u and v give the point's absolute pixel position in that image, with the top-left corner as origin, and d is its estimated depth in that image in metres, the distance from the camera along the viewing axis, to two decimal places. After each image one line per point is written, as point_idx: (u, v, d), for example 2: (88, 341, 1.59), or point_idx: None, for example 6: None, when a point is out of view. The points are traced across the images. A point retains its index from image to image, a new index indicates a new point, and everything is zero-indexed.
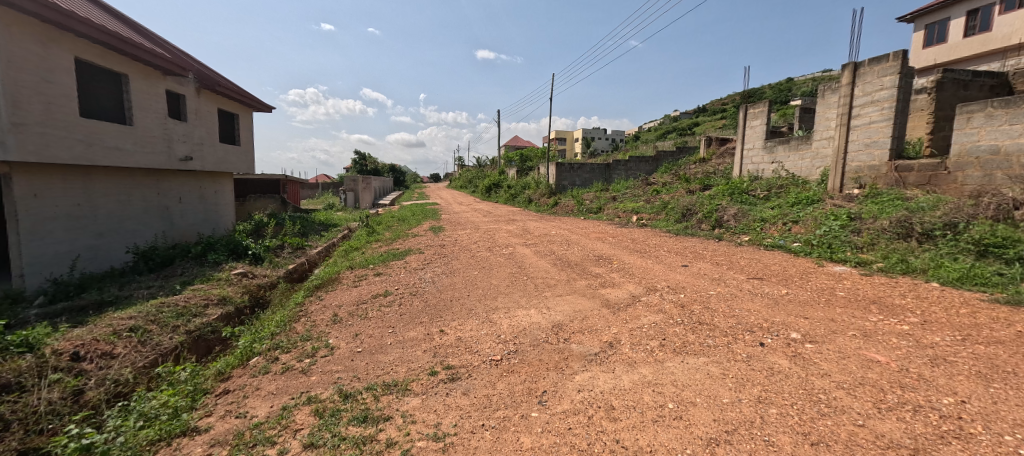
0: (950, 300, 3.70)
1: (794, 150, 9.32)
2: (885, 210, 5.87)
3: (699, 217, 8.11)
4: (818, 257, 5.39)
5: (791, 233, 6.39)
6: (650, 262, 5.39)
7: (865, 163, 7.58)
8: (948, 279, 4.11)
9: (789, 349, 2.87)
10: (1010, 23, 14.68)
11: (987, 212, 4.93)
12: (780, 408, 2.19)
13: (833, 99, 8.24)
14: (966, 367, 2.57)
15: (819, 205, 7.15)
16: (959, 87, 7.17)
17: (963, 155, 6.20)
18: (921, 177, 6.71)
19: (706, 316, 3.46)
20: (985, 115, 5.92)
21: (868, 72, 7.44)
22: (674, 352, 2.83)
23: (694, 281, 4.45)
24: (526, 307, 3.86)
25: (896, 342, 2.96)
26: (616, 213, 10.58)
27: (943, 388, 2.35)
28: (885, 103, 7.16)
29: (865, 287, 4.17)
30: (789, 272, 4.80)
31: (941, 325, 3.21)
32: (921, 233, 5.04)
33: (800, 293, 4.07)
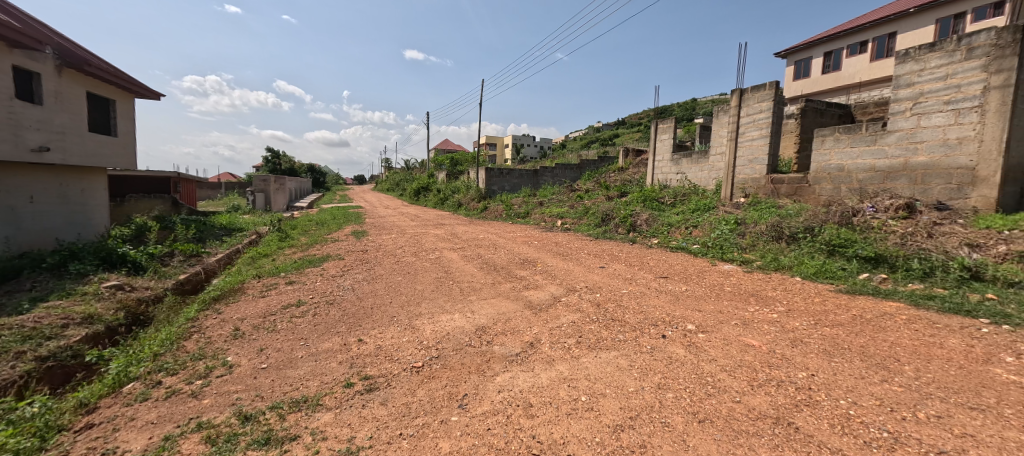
0: (809, 291, 4.43)
1: (695, 163, 10.43)
2: (763, 217, 6.83)
3: (616, 221, 8.71)
4: (712, 257, 6.10)
5: (692, 236, 7.15)
6: (572, 264, 5.67)
7: (748, 176, 8.74)
8: (808, 273, 4.91)
9: (685, 339, 3.21)
10: (853, 65, 17.98)
11: (835, 218, 5.97)
12: (676, 392, 2.46)
13: (724, 119, 9.41)
14: (816, 346, 3.11)
15: (714, 212, 8.09)
16: (817, 114, 8.60)
17: (819, 172, 7.46)
18: (790, 189, 7.93)
19: (619, 313, 3.74)
20: (834, 139, 7.18)
21: (750, 97, 8.62)
22: (589, 348, 3.02)
23: (609, 281, 4.79)
24: (450, 311, 3.85)
25: (767, 328, 3.47)
26: (542, 218, 10.95)
27: (799, 365, 2.82)
28: (763, 124, 8.36)
29: (748, 282, 4.83)
30: (689, 270, 5.38)
31: (801, 312, 3.83)
32: (789, 236, 5.96)
33: (697, 289, 4.57)
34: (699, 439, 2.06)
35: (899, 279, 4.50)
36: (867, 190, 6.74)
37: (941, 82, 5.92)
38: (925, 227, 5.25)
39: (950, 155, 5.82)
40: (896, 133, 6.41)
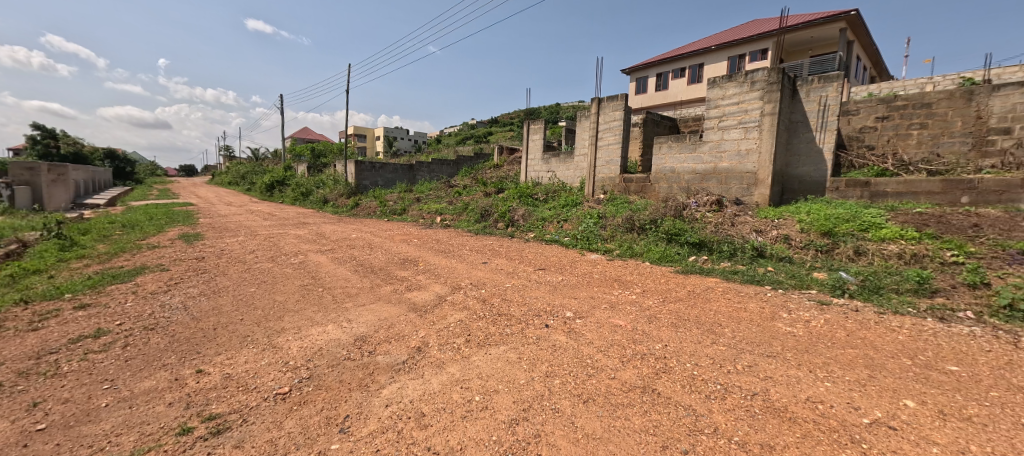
0: (657, 273, 5.14)
1: (563, 162, 11.27)
2: (619, 211, 7.72)
3: (494, 217, 8.86)
4: (581, 248, 6.64)
5: (563, 230, 7.69)
6: (454, 261, 5.57)
7: (606, 175, 9.79)
8: (655, 259, 5.69)
9: (565, 327, 3.39)
10: (677, 86, 21.82)
11: (673, 210, 7.07)
12: (562, 378, 2.56)
13: (586, 124, 10.35)
14: (667, 320, 3.61)
15: (581, 207, 8.84)
16: (657, 123, 10.09)
17: (658, 172, 8.75)
18: (638, 187, 9.14)
19: (504, 307, 3.78)
20: (669, 146, 8.51)
21: (606, 106, 9.65)
22: (479, 345, 2.97)
23: (493, 276, 4.83)
24: (321, 323, 3.39)
25: (630, 309, 3.90)
26: (420, 214, 10.57)
27: (656, 337, 3.23)
28: (617, 131, 9.45)
29: (611, 269, 5.38)
30: (563, 261, 5.77)
31: (653, 292, 4.40)
32: (640, 227, 6.81)
33: (571, 278, 4.91)
34: (585, 418, 2.17)
35: (718, 259, 5.53)
36: (691, 188, 8.19)
37: (736, 105, 7.47)
38: (731, 218, 6.60)
39: (744, 162, 7.45)
40: (709, 143, 7.91)
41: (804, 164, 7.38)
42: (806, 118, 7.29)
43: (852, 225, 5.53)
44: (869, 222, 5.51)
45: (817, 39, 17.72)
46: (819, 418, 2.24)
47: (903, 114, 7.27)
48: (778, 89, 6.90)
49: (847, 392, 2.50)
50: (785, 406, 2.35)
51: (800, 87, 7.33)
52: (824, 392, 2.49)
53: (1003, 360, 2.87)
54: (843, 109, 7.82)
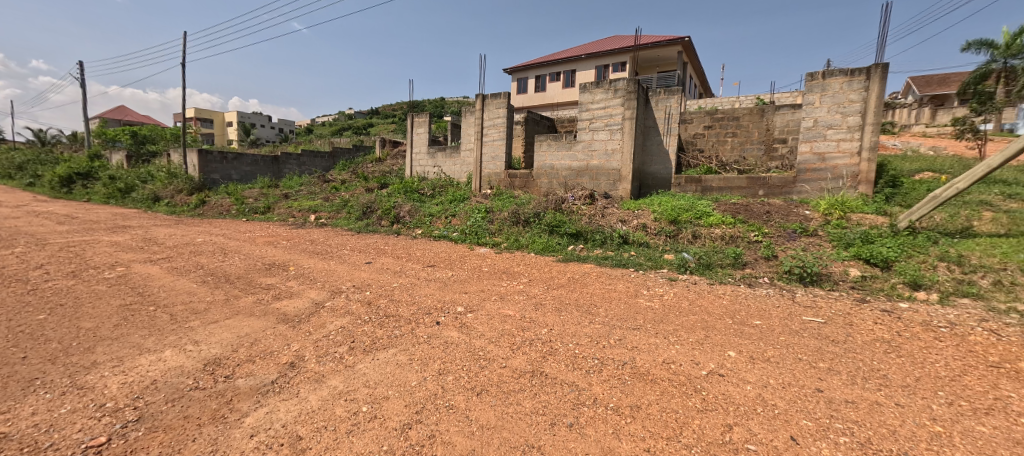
0: (541, 263, 5.45)
1: (449, 157, 11.18)
2: (505, 206, 7.98)
3: (378, 214, 8.35)
4: (470, 243, 6.68)
5: (452, 225, 7.64)
6: (332, 263, 5.10)
7: (492, 171, 10.01)
8: (539, 250, 6.03)
9: (457, 322, 3.38)
10: (554, 89, 23.44)
11: (553, 204, 7.56)
12: (456, 374, 2.55)
13: (471, 120, 10.41)
14: (551, 306, 3.86)
15: (468, 202, 8.89)
16: (536, 122, 10.66)
17: (539, 169, 9.27)
18: (522, 182, 9.56)
19: (391, 308, 3.60)
20: (548, 144, 9.09)
21: (490, 103, 9.85)
22: (364, 351, 2.78)
23: (378, 276, 4.57)
24: (155, 350, 2.79)
25: (518, 298, 4.07)
26: (289, 213, 9.43)
27: (542, 323, 3.43)
28: (501, 128, 9.73)
29: (499, 261, 5.53)
30: (452, 257, 5.73)
31: (538, 281, 4.65)
32: (524, 220, 7.11)
33: (461, 273, 4.90)
34: (479, 410, 2.20)
35: (592, 247, 6.09)
36: (568, 184, 8.87)
37: (603, 110, 8.31)
38: (601, 210, 7.33)
39: (610, 160, 8.34)
40: (582, 143, 8.66)
41: (655, 162, 8.58)
42: (656, 124, 8.48)
43: (692, 214, 6.61)
44: (703, 211, 6.66)
45: (663, 57, 20.66)
46: (672, 376, 2.64)
47: (725, 122, 8.92)
48: (635, 98, 7.88)
49: (691, 351, 3.00)
50: (649, 370, 2.71)
51: (651, 97, 8.50)
52: (677, 354, 2.94)
53: (790, 312, 3.75)
54: (683, 117, 9.31)
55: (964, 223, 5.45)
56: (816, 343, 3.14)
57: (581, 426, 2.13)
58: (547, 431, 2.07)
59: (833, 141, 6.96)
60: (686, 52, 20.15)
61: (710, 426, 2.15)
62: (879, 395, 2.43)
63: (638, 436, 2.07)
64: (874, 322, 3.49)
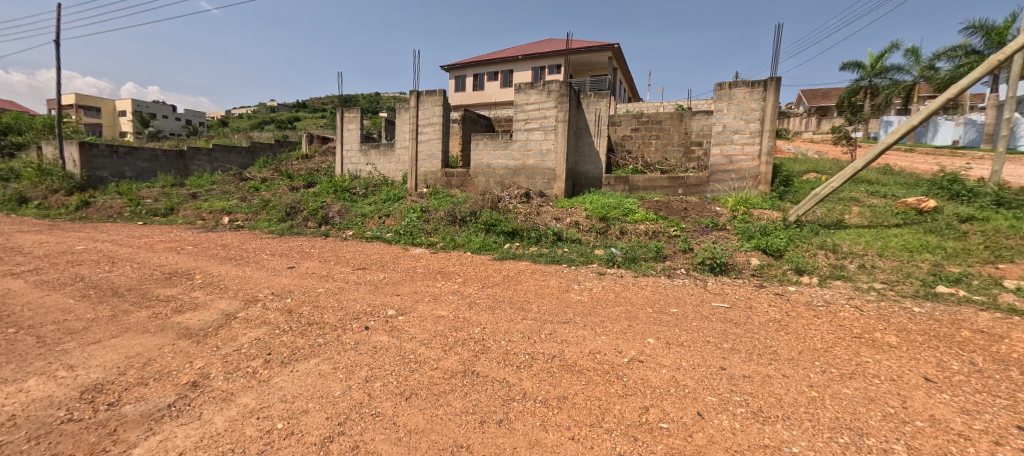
0: (476, 262, 5.46)
1: (383, 155, 10.77)
2: (441, 205, 7.90)
3: (303, 215, 7.82)
4: (404, 243, 6.50)
5: (385, 225, 7.38)
6: (248, 269, 4.70)
7: (428, 169, 9.82)
8: (475, 249, 6.04)
9: (387, 326, 3.28)
10: (491, 88, 23.53)
11: (488, 203, 7.60)
12: (384, 379, 2.48)
13: (405, 117, 10.11)
14: (486, 305, 3.90)
15: (403, 201, 8.66)
16: (472, 121, 10.63)
17: (476, 168, 9.27)
18: (459, 181, 9.49)
19: (316, 315, 3.42)
20: (485, 143, 9.11)
21: (424, 100, 9.64)
22: (283, 363, 2.61)
23: (302, 282, 4.30)
24: (16, 380, 2.40)
25: (452, 298, 4.05)
26: (198, 215, 8.52)
27: (476, 322, 3.46)
28: (437, 126, 9.57)
29: (434, 262, 5.46)
30: (385, 258, 5.54)
31: (473, 280, 4.66)
32: (461, 219, 7.06)
33: (394, 275, 4.76)
34: (408, 415, 2.17)
35: (527, 245, 6.21)
36: (504, 183, 8.98)
37: (537, 111, 8.51)
38: (536, 209, 7.51)
39: (545, 160, 8.57)
40: (517, 142, 8.81)
41: (587, 163, 8.98)
42: (588, 126, 8.87)
43: (619, 212, 7.01)
44: (629, 209, 7.09)
45: (595, 62, 21.59)
46: (596, 365, 2.80)
47: (649, 125, 9.54)
48: (567, 100, 8.17)
49: (614, 340, 3.19)
50: (576, 361, 2.85)
51: (582, 99, 8.86)
52: (603, 344, 3.11)
53: (702, 299, 4.14)
54: (612, 120, 9.81)
55: (838, 216, 6.36)
56: (722, 326, 3.49)
57: (510, 421, 2.18)
58: (476, 430, 2.10)
59: (739, 145, 7.75)
60: (615, 58, 21.23)
61: (628, 410, 2.31)
62: (770, 368, 2.77)
63: (564, 425, 2.17)
64: (769, 304, 3.95)
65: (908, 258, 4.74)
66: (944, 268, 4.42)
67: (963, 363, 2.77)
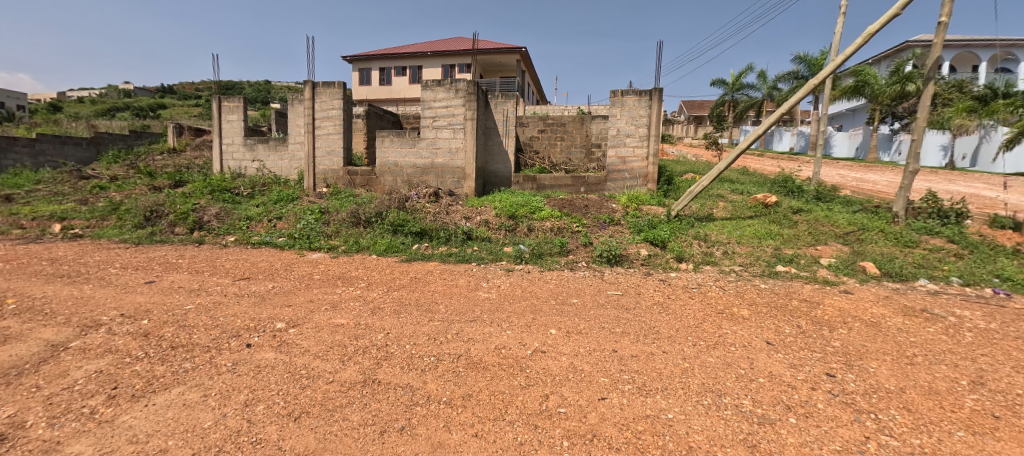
0: (381, 266, 5.22)
1: (272, 151, 9.71)
2: (343, 206, 7.39)
3: (170, 219, 6.70)
4: (300, 248, 5.94)
5: (276, 229, 6.67)
6: (89, 288, 3.88)
7: (328, 167, 9.09)
8: (381, 251, 5.77)
9: (275, 341, 2.97)
10: (399, 83, 22.61)
11: (395, 202, 7.29)
12: (268, 401, 2.25)
13: (299, 109, 9.22)
14: (390, 309, 3.75)
15: (298, 202, 7.93)
16: (376, 117, 10.10)
17: (382, 166, 8.82)
18: (363, 180, 8.95)
19: (182, 336, 2.96)
20: (390, 140, 8.72)
21: (321, 92, 8.89)
22: (134, 398, 2.22)
23: (165, 299, 3.69)
24: None
25: (353, 305, 3.81)
26: (17, 221, 6.81)
27: (378, 327, 3.32)
28: (336, 121, 8.90)
29: (334, 267, 5.08)
30: (275, 266, 5.01)
31: (377, 285, 4.45)
32: (365, 220, 6.69)
33: (285, 284, 4.32)
34: (296, 437, 2.00)
35: (437, 245, 6.10)
36: (412, 182, 8.72)
37: (445, 109, 8.39)
38: (445, 208, 7.42)
39: (454, 159, 8.51)
40: (425, 141, 8.60)
41: (496, 162, 9.12)
42: (496, 125, 9.02)
43: (526, 210, 7.26)
44: (536, 207, 7.38)
45: (503, 63, 22.00)
46: (501, 360, 2.87)
47: (553, 127, 9.99)
48: (475, 99, 8.20)
49: (519, 334, 3.30)
50: (482, 358, 2.88)
51: (489, 99, 8.96)
52: (508, 339, 3.19)
53: (599, 289, 4.48)
54: (519, 121, 10.09)
55: (708, 210, 7.35)
56: (615, 312, 3.82)
57: (412, 427, 2.13)
58: (376, 441, 2.01)
59: (631, 147, 8.52)
60: (523, 61, 21.88)
61: (530, 400, 2.41)
62: (653, 346, 3.10)
63: (467, 423, 2.18)
64: (654, 290, 4.42)
65: (758, 244, 5.68)
66: (782, 251, 5.39)
67: (793, 327, 3.40)
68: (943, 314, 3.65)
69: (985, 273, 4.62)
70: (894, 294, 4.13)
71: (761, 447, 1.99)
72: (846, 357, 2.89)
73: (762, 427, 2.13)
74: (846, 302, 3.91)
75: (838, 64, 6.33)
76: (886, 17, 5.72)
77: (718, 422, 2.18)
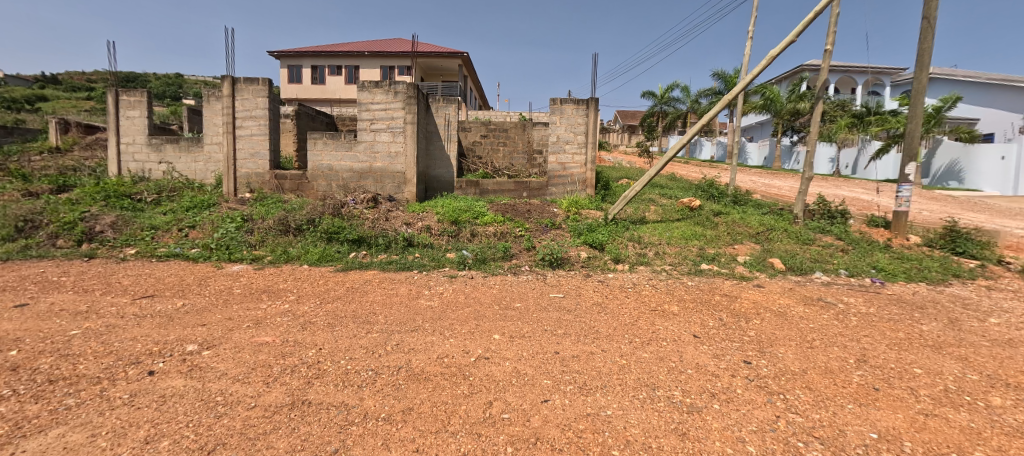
0: (313, 276, 4.88)
1: (184, 151, 8.75)
2: (269, 213, 6.85)
3: (52, 230, 5.77)
4: (218, 260, 5.37)
5: (188, 239, 6.00)
6: None
7: (251, 171, 8.37)
8: (313, 260, 5.39)
9: (184, 366, 2.65)
10: (334, 83, 21.54)
11: (329, 209, 6.85)
12: (174, 435, 1.99)
13: (217, 107, 8.40)
14: (321, 323, 3.50)
15: (215, 209, 7.21)
16: (307, 118, 9.50)
17: (315, 170, 8.30)
18: (293, 184, 8.34)
19: (64, 368, 2.53)
20: (324, 142, 8.23)
21: (244, 89, 8.18)
22: None
23: (43, 325, 3.14)
24: None
25: (280, 321, 3.50)
26: None
27: (309, 344, 3.08)
28: (261, 120, 8.22)
29: (258, 279, 4.66)
30: (186, 281, 4.48)
31: (307, 297, 4.15)
32: (295, 228, 6.23)
33: (198, 301, 3.88)
34: None
35: (375, 252, 5.82)
36: (349, 187, 8.29)
37: (384, 111, 8.10)
38: (384, 214, 7.13)
39: (393, 163, 8.22)
40: (362, 143, 8.22)
41: (438, 166, 8.96)
42: (438, 130, 8.88)
43: (469, 215, 7.19)
44: (478, 212, 7.34)
45: (444, 67, 21.85)
46: (444, 369, 2.78)
47: (495, 133, 10.03)
48: (415, 102, 8.00)
49: (462, 341, 3.23)
50: (423, 369, 2.77)
51: (430, 103, 8.80)
52: (449, 348, 3.10)
53: (542, 292, 4.52)
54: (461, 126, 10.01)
55: (641, 213, 7.76)
56: (557, 314, 3.88)
57: (346, 449, 1.98)
58: None
59: (570, 154, 8.77)
60: (465, 66, 21.81)
61: (473, 408, 2.35)
62: (593, 346, 3.18)
63: (408, 438, 2.07)
64: (594, 290, 4.57)
65: (685, 244, 6.09)
66: (706, 250, 5.83)
67: (716, 320, 3.67)
68: (835, 301, 4.15)
69: (866, 265, 5.32)
70: (796, 286, 4.63)
71: (690, 435, 2.09)
72: (761, 344, 3.17)
73: (691, 416, 2.25)
74: (759, 294, 4.32)
75: (748, 82, 7.00)
76: (785, 42, 6.43)
77: (653, 415, 2.27)
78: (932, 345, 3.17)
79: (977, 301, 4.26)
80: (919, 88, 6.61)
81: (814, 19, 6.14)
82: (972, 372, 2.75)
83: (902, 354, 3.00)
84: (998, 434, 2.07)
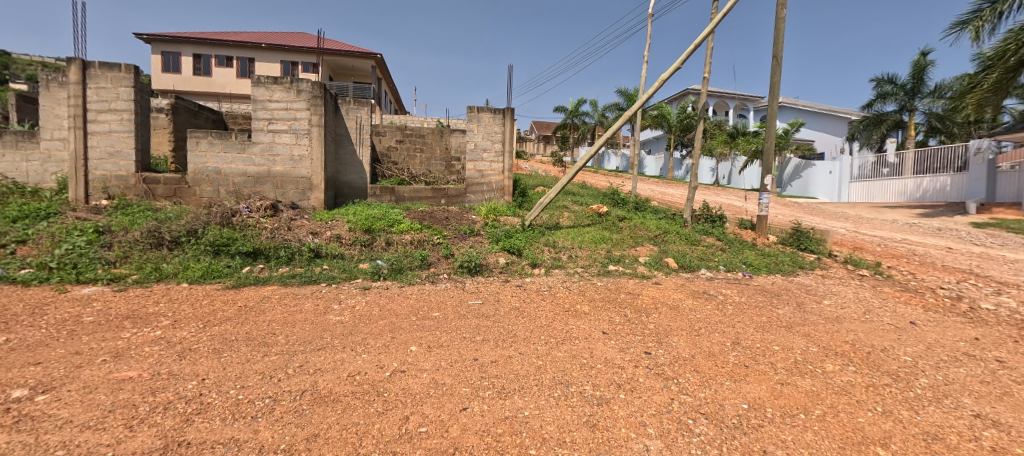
0: (196, 296, 4.25)
1: (12, 148, 7.08)
2: (135, 223, 5.84)
3: None
4: (63, 281, 4.42)
5: (18, 257, 4.85)
6: None
7: (110, 173, 7.06)
8: (195, 277, 4.70)
9: (9, 417, 2.12)
10: (223, 75, 19.17)
11: (217, 219, 6.04)
12: None
13: (61, 95, 6.95)
14: (204, 349, 3.05)
15: (57, 219, 5.93)
16: (186, 114, 8.30)
17: (198, 173, 7.29)
18: (167, 190, 7.20)
19: None
20: (209, 142, 7.27)
21: (100, 76, 6.89)
22: None
23: None
24: None
25: (148, 351, 2.98)
26: None
27: (189, 374, 2.67)
28: (124, 113, 6.97)
29: (119, 303, 3.92)
30: (13, 310, 3.61)
31: (187, 320, 3.60)
32: (171, 241, 5.39)
33: (34, 334, 3.15)
34: None
35: (275, 265, 5.28)
36: (241, 193, 7.41)
37: (284, 111, 7.41)
38: (286, 223, 6.49)
39: (297, 167, 7.54)
40: (258, 145, 7.42)
41: (349, 172, 8.44)
42: (348, 133, 8.37)
43: (384, 223, 6.86)
44: (394, 219, 7.05)
45: (354, 68, 20.73)
46: (355, 388, 2.61)
47: (410, 139, 9.75)
48: (322, 103, 7.45)
49: (375, 357, 3.06)
50: (331, 390, 2.57)
51: (339, 105, 8.28)
52: (361, 365, 2.91)
53: (460, 299, 4.49)
54: (374, 130, 9.55)
55: (555, 220, 8.12)
56: (476, 321, 3.88)
57: None
58: None
59: (488, 162, 8.86)
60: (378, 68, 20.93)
61: (388, 426, 2.23)
62: (511, 350, 3.23)
63: None
64: (512, 295, 4.66)
65: (594, 247, 6.53)
66: (613, 252, 6.31)
67: (621, 316, 3.97)
68: (716, 293, 4.77)
69: (738, 261, 6.20)
70: (687, 282, 5.22)
71: (599, 425, 2.23)
72: (658, 336, 3.50)
73: (600, 407, 2.40)
74: (657, 291, 4.78)
75: (644, 101, 7.73)
76: (672, 68, 7.24)
77: (566, 410, 2.38)
78: (785, 326, 3.79)
79: (816, 287, 5.21)
80: (773, 112, 7.91)
81: (695, 50, 7.01)
82: (813, 346, 3.34)
83: (765, 335, 3.54)
84: (830, 394, 2.54)
